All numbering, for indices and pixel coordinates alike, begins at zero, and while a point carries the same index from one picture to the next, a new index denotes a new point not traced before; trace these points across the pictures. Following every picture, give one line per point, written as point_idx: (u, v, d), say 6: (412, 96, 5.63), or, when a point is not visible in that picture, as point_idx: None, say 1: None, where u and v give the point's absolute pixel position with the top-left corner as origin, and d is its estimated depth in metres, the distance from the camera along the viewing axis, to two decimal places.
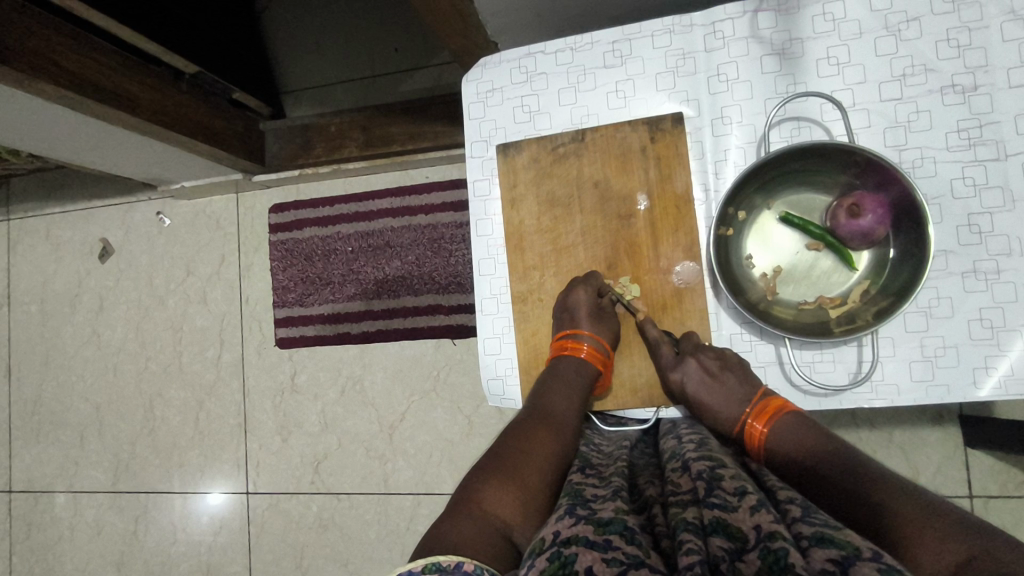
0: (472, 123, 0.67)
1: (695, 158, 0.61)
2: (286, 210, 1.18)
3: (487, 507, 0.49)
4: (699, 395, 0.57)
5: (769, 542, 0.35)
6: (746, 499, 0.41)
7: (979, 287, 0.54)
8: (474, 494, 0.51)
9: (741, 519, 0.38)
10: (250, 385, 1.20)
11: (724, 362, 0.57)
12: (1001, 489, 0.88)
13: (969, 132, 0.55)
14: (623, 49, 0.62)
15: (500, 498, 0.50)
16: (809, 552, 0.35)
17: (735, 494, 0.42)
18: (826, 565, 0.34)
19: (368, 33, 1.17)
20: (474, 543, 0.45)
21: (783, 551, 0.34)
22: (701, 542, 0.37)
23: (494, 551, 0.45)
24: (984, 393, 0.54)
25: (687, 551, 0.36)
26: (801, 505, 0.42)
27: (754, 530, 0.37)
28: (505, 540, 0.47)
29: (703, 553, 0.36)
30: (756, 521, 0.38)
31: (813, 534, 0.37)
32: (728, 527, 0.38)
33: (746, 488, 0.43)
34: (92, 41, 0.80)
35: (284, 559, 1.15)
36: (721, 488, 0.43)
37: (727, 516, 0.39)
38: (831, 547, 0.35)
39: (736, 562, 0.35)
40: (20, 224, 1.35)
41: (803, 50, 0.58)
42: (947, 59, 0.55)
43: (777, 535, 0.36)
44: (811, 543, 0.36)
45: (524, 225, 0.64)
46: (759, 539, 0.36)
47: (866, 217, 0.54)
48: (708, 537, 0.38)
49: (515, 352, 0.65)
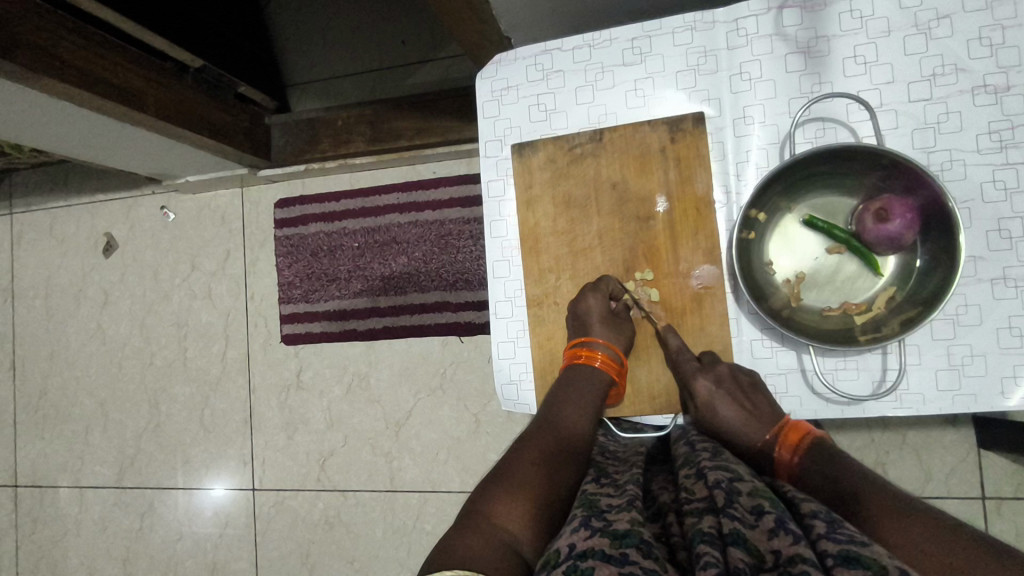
0: (486, 122, 0.65)
1: (716, 159, 0.59)
2: (292, 205, 1.17)
3: (497, 520, 0.49)
4: (718, 407, 0.56)
5: (790, 566, 0.35)
6: (764, 518, 0.40)
7: (1009, 294, 0.53)
8: (484, 507, 0.50)
9: (760, 540, 0.38)
10: (255, 381, 1.19)
11: (750, 383, 0.56)
12: (1015, 492, 0.87)
13: (1001, 134, 0.53)
14: (642, 46, 0.60)
15: (510, 511, 0.49)
16: (833, 573, 0.34)
17: (752, 512, 0.41)
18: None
19: (375, 25, 1.15)
20: (483, 558, 0.45)
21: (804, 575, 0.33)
22: (719, 555, 0.36)
23: (503, 566, 0.45)
24: (1012, 403, 0.53)
25: (705, 565, 0.35)
26: (826, 520, 0.40)
27: (773, 553, 0.36)
28: (515, 554, 0.46)
29: (722, 565, 0.35)
30: (774, 545, 0.37)
31: (839, 553, 0.36)
32: (748, 542, 0.37)
33: (765, 505, 0.41)
34: (97, 35, 0.78)
35: (290, 556, 1.15)
36: (739, 502, 0.42)
37: (745, 532, 0.38)
38: (856, 566, 0.34)
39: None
40: (23, 218, 1.34)
41: (829, 48, 0.56)
42: (979, 58, 0.53)
43: (798, 559, 0.35)
44: (835, 563, 0.35)
45: (540, 227, 0.63)
46: (778, 563, 0.36)
47: (894, 222, 0.53)
48: (727, 548, 0.37)
49: (529, 356, 0.64)
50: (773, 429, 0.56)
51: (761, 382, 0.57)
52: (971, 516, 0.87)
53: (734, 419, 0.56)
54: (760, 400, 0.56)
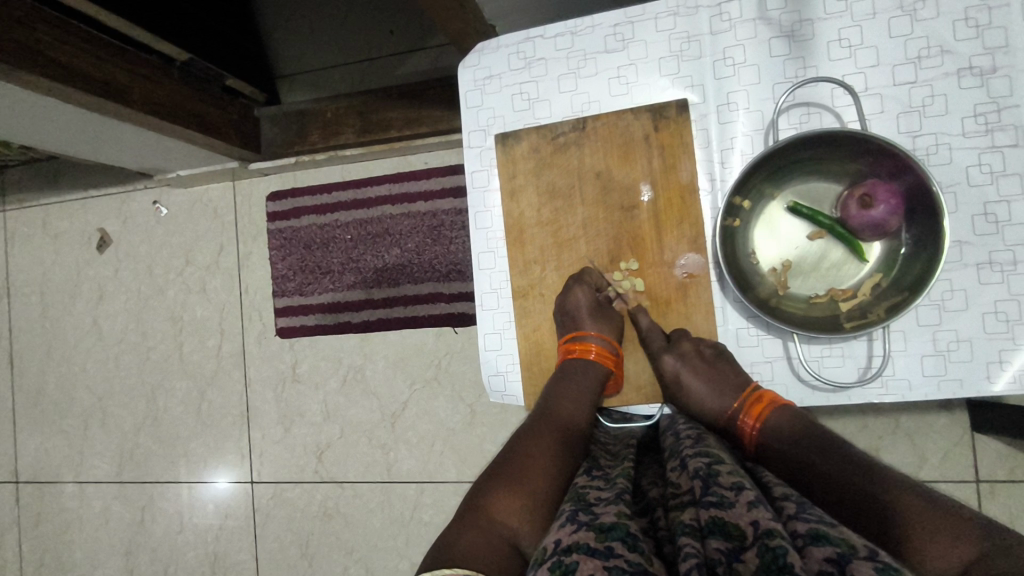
0: (470, 111, 0.64)
1: (700, 146, 0.59)
2: (283, 199, 1.17)
3: (493, 515, 0.49)
4: (683, 380, 0.57)
5: (767, 540, 0.34)
6: (743, 494, 0.39)
7: (995, 279, 0.53)
8: (483, 501, 0.50)
9: (738, 516, 0.37)
10: (251, 374, 1.20)
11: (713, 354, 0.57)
12: (1008, 474, 0.87)
13: (987, 117, 0.52)
14: (625, 32, 0.59)
15: (508, 505, 0.50)
16: (804, 552, 0.34)
17: (732, 490, 0.41)
18: (823, 566, 0.32)
19: (362, 14, 1.14)
20: (481, 555, 0.45)
21: (781, 550, 0.33)
22: (698, 545, 0.36)
23: (500, 559, 0.45)
24: (998, 388, 0.53)
25: (684, 555, 0.35)
26: (797, 501, 0.41)
27: (752, 527, 0.36)
28: (514, 549, 0.47)
29: (701, 556, 0.35)
30: (754, 518, 0.36)
31: (808, 531, 0.36)
32: (726, 526, 0.37)
33: (743, 485, 0.41)
34: (79, 29, 0.78)
35: (290, 547, 1.16)
36: (718, 485, 0.42)
37: (724, 515, 0.38)
38: (825, 544, 0.34)
39: (733, 563, 0.34)
40: (16, 216, 1.34)
41: (813, 32, 0.55)
42: (966, 40, 0.53)
43: (775, 534, 0.34)
44: (806, 541, 0.35)
45: (524, 218, 0.63)
46: (756, 535, 0.35)
47: (878, 208, 0.52)
48: (706, 539, 0.37)
49: (516, 348, 0.64)
50: (740, 397, 0.56)
51: (728, 353, 0.58)
52: (964, 498, 0.88)
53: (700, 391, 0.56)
54: (727, 369, 0.56)
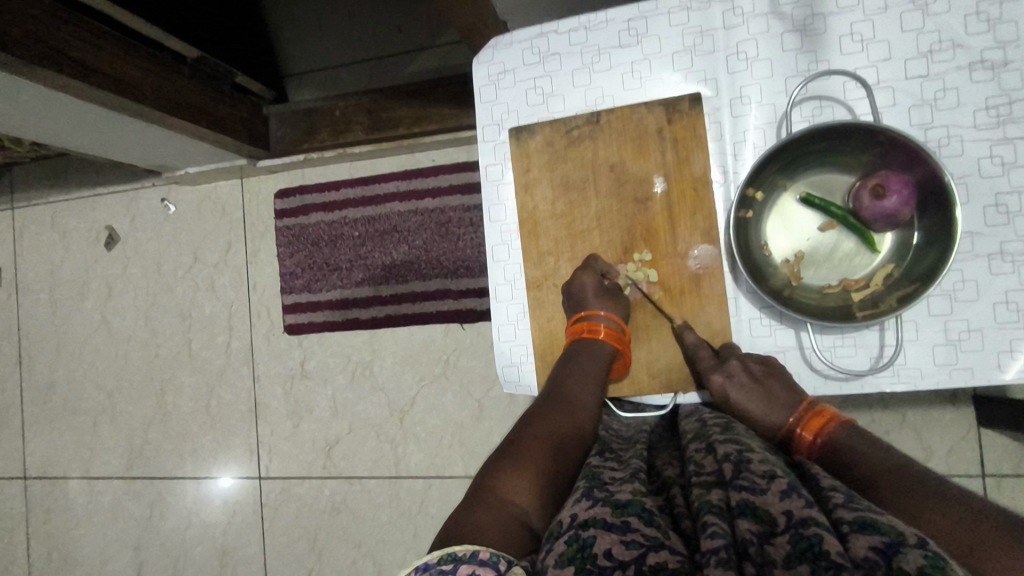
0: (484, 106, 0.65)
1: (713, 139, 0.59)
2: (292, 196, 1.17)
3: (502, 494, 0.48)
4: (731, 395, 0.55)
5: (801, 529, 0.35)
6: (775, 482, 0.40)
7: (1006, 269, 0.53)
8: (488, 480, 0.50)
9: (770, 503, 0.38)
10: (260, 370, 1.20)
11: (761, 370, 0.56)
12: (1015, 468, 0.87)
13: (997, 110, 0.53)
14: (639, 27, 0.60)
15: (514, 483, 0.49)
16: (847, 538, 0.35)
17: (763, 476, 0.41)
18: (868, 553, 0.33)
19: (371, 12, 1.14)
20: (488, 528, 0.44)
21: (816, 539, 0.33)
22: (727, 525, 0.37)
23: (510, 536, 0.44)
24: (1008, 377, 0.53)
25: (711, 534, 0.36)
26: (846, 493, 0.41)
27: (785, 515, 0.36)
28: (521, 525, 0.46)
29: (729, 536, 0.36)
30: (787, 506, 0.37)
31: (855, 519, 0.36)
32: (757, 509, 0.38)
33: (776, 471, 0.41)
34: (93, 26, 0.78)
35: (298, 542, 1.16)
36: (750, 470, 0.42)
37: (755, 498, 0.39)
38: (872, 532, 0.35)
39: (765, 545, 0.35)
40: (25, 213, 1.35)
41: (825, 26, 0.56)
42: (976, 34, 0.53)
43: (810, 522, 0.35)
44: (851, 528, 0.35)
45: (538, 212, 0.63)
46: (790, 524, 0.35)
47: (890, 198, 0.53)
48: (735, 519, 0.37)
49: (530, 339, 0.65)
50: (796, 411, 0.54)
51: (777, 364, 0.57)
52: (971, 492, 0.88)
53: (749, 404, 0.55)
54: (776, 384, 0.55)
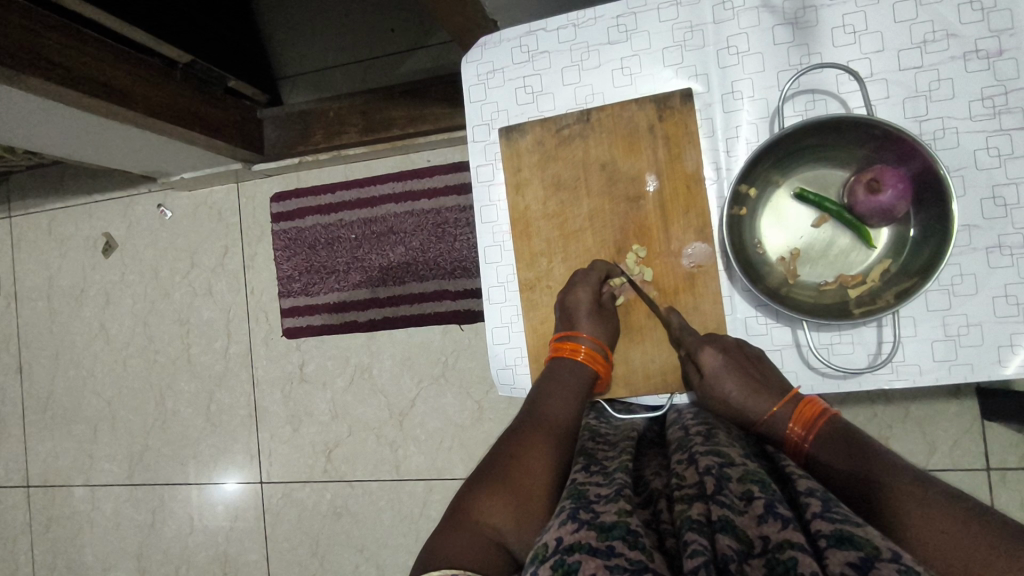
0: (474, 106, 0.64)
1: (705, 136, 0.59)
2: (287, 199, 1.17)
3: (481, 516, 0.50)
4: (723, 381, 0.55)
5: (777, 553, 0.35)
6: (754, 505, 0.40)
7: (1005, 262, 0.53)
8: (468, 504, 0.51)
9: (749, 526, 0.38)
10: (259, 375, 1.20)
11: (756, 356, 0.56)
12: (1019, 461, 0.86)
13: (993, 100, 0.52)
14: (628, 23, 0.59)
15: (493, 504, 0.50)
16: (825, 555, 0.35)
17: (742, 497, 0.41)
18: (844, 569, 0.33)
19: (364, 13, 1.14)
20: (464, 557, 0.46)
21: (791, 563, 0.33)
22: (707, 541, 0.36)
23: (485, 564, 0.47)
24: (1009, 372, 0.53)
25: (692, 552, 0.35)
26: (822, 498, 0.41)
27: (761, 539, 0.36)
28: (498, 550, 0.48)
29: (709, 552, 0.35)
30: (764, 531, 0.37)
31: (832, 533, 0.36)
32: (736, 529, 0.37)
33: (754, 491, 0.41)
34: (82, 33, 0.78)
35: (300, 547, 1.16)
36: (730, 488, 0.42)
37: (734, 518, 0.38)
38: (849, 547, 0.34)
39: (743, 563, 0.35)
40: (22, 221, 1.34)
41: (816, 19, 0.55)
42: (971, 23, 0.52)
43: (786, 546, 0.35)
44: (829, 544, 0.35)
45: (530, 212, 0.63)
46: (767, 548, 0.36)
47: (886, 192, 0.52)
48: (716, 534, 0.37)
49: (524, 341, 0.64)
50: (780, 401, 0.55)
51: (767, 359, 0.57)
52: (976, 485, 0.87)
53: (737, 395, 0.55)
54: (767, 371, 0.56)
